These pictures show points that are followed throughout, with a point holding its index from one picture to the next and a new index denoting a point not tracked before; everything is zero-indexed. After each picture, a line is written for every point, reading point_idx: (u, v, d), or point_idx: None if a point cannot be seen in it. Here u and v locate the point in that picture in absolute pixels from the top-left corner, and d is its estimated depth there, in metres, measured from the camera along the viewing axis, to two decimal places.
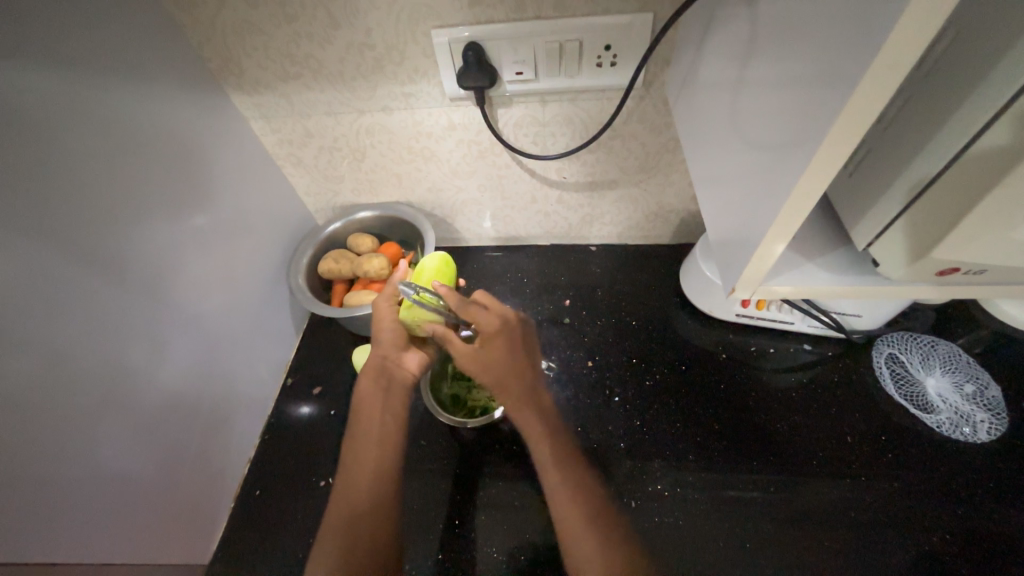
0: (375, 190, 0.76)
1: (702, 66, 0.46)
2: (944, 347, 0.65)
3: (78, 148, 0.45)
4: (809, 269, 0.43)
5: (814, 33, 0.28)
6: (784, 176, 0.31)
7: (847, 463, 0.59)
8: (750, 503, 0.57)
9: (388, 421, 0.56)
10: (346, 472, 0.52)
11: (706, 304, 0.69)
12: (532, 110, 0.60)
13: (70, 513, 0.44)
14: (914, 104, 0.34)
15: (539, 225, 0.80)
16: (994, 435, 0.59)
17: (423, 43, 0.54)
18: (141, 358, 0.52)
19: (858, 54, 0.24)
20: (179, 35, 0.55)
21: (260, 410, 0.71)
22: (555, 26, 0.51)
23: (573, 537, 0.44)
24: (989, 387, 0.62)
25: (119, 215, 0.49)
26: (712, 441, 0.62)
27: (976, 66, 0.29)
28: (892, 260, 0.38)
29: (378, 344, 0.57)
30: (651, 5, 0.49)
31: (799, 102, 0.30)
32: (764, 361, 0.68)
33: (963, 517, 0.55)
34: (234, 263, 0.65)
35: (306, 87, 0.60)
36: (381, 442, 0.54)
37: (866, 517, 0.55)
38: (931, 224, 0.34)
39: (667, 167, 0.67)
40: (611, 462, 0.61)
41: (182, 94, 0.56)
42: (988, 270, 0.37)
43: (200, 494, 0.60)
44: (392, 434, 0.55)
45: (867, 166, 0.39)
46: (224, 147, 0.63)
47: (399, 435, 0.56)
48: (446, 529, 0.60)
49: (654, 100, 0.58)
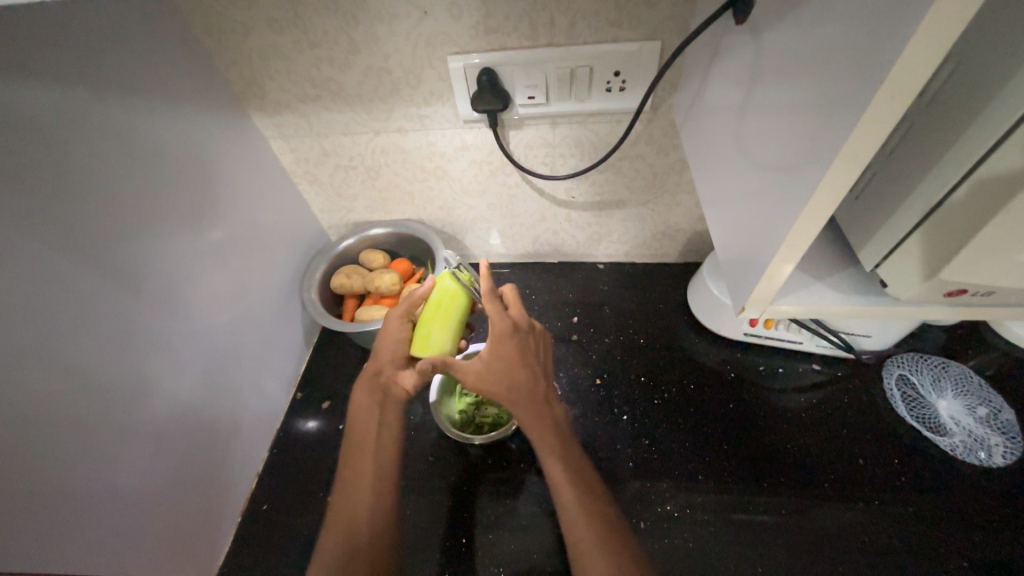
0: (388, 208, 0.78)
1: (710, 91, 0.47)
2: (955, 369, 0.65)
3: (101, 166, 0.46)
4: (817, 289, 0.44)
5: (818, 63, 0.30)
6: (791, 199, 0.32)
7: (862, 487, 0.58)
8: (762, 526, 0.56)
9: (382, 436, 0.56)
10: (342, 487, 0.53)
11: (715, 323, 0.70)
12: (543, 132, 0.62)
13: (80, 524, 0.45)
14: (916, 131, 0.35)
15: (548, 243, 0.81)
16: (1009, 459, 0.58)
17: (438, 68, 0.56)
18: (155, 368, 0.53)
19: (860, 85, 0.26)
20: (205, 60, 0.57)
21: (270, 424, 0.72)
22: (566, 53, 0.53)
23: (588, 559, 0.44)
24: (1003, 410, 0.61)
25: (138, 230, 0.50)
26: (721, 461, 0.61)
27: (976, 95, 0.30)
28: (900, 280, 0.39)
29: (376, 359, 0.58)
30: (659, 33, 0.51)
31: (804, 128, 0.31)
32: (773, 381, 0.68)
33: (981, 544, 0.53)
34: (248, 278, 0.67)
35: (324, 109, 0.62)
36: (375, 455, 0.54)
37: (881, 542, 0.54)
38: (936, 247, 0.35)
39: (674, 187, 0.68)
40: (618, 481, 0.61)
41: (205, 115, 0.58)
42: (996, 292, 0.37)
43: (208, 507, 0.60)
44: (387, 449, 0.55)
45: (873, 189, 0.40)
46: (242, 166, 0.65)
47: (394, 451, 0.56)
48: (451, 547, 0.59)
49: (662, 123, 0.60)
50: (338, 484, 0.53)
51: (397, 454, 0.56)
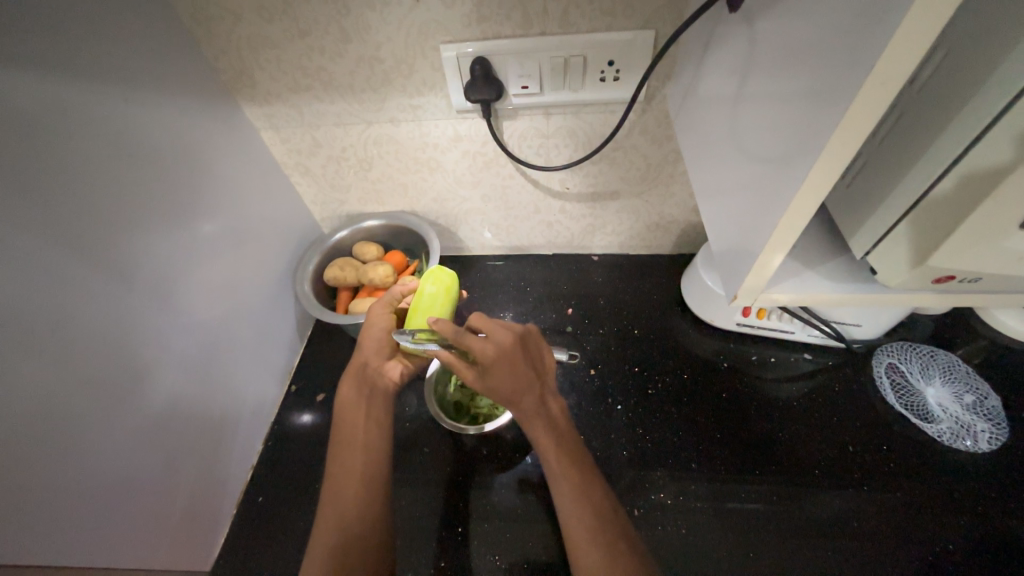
0: (381, 200, 0.77)
1: (703, 80, 0.47)
2: (943, 357, 0.66)
3: (89, 156, 0.46)
4: (809, 278, 0.44)
5: (811, 51, 0.30)
6: (783, 188, 0.32)
7: (851, 473, 0.59)
8: (755, 513, 0.57)
9: (371, 427, 0.56)
10: (331, 479, 0.53)
11: (707, 313, 0.70)
12: (537, 123, 0.62)
13: (72, 517, 0.44)
14: (906, 119, 0.35)
15: (543, 235, 0.81)
16: (995, 445, 0.59)
17: (431, 58, 0.56)
18: (147, 361, 0.52)
19: (853, 71, 0.26)
20: (194, 49, 0.57)
21: (263, 417, 0.71)
22: (560, 42, 0.52)
23: (584, 551, 0.45)
24: (989, 397, 0.62)
25: (127, 221, 0.49)
26: (713, 449, 0.62)
27: (965, 82, 0.30)
28: (889, 268, 0.39)
29: (361, 351, 0.59)
30: (653, 23, 0.51)
31: (796, 117, 0.31)
32: (765, 370, 0.69)
33: (967, 528, 0.55)
34: (239, 270, 0.66)
35: (316, 99, 0.62)
36: (365, 446, 0.55)
37: (869, 527, 0.55)
38: (923, 234, 0.35)
39: (668, 178, 0.68)
40: (612, 470, 0.61)
41: (194, 105, 0.57)
42: (983, 279, 0.37)
43: (202, 501, 0.59)
44: (375, 440, 0.55)
45: (864, 177, 0.40)
46: (233, 157, 0.64)
47: (384, 442, 0.56)
48: (446, 536, 0.60)
49: (656, 113, 0.60)
50: (328, 477, 0.53)
51: (388, 444, 0.56)
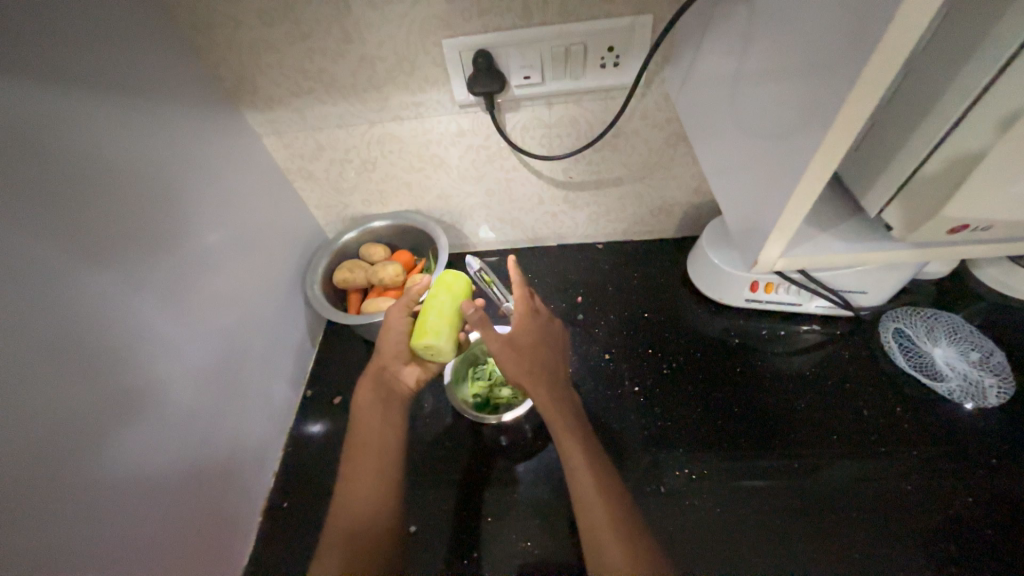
0: (385, 200, 0.78)
1: (704, 58, 0.48)
2: (947, 318, 0.67)
3: (97, 167, 0.46)
4: (825, 241, 0.45)
5: (816, 15, 0.31)
6: (793, 152, 0.34)
7: (866, 437, 0.60)
8: (776, 482, 0.58)
9: (386, 433, 0.56)
10: (344, 484, 0.52)
11: (716, 291, 0.71)
12: (539, 113, 0.62)
13: (93, 528, 0.44)
14: (911, 77, 0.37)
15: (548, 225, 0.82)
16: (1004, 399, 0.61)
17: (433, 53, 0.56)
18: (160, 370, 0.52)
19: (859, 30, 0.27)
20: (195, 57, 0.57)
21: (281, 424, 0.71)
22: (558, 31, 0.53)
23: (605, 543, 0.44)
24: (994, 353, 0.64)
25: (136, 229, 0.49)
26: (731, 424, 0.63)
27: (971, 35, 0.31)
28: (906, 221, 0.40)
29: (379, 354, 0.58)
30: (650, 6, 0.52)
31: (803, 81, 0.32)
32: (775, 344, 0.70)
33: (982, 480, 0.56)
34: (248, 277, 0.66)
35: (319, 101, 0.62)
36: (379, 453, 0.54)
37: (888, 488, 0.57)
38: (935, 189, 0.37)
39: (670, 161, 0.70)
40: (634, 451, 0.62)
41: (197, 114, 0.57)
42: (996, 226, 0.38)
43: (223, 508, 0.59)
44: (391, 447, 0.56)
45: (874, 138, 0.42)
46: (238, 164, 0.64)
47: (398, 448, 0.56)
48: (475, 527, 0.60)
49: (656, 97, 0.61)
50: (340, 480, 0.53)
51: (401, 450, 0.56)
